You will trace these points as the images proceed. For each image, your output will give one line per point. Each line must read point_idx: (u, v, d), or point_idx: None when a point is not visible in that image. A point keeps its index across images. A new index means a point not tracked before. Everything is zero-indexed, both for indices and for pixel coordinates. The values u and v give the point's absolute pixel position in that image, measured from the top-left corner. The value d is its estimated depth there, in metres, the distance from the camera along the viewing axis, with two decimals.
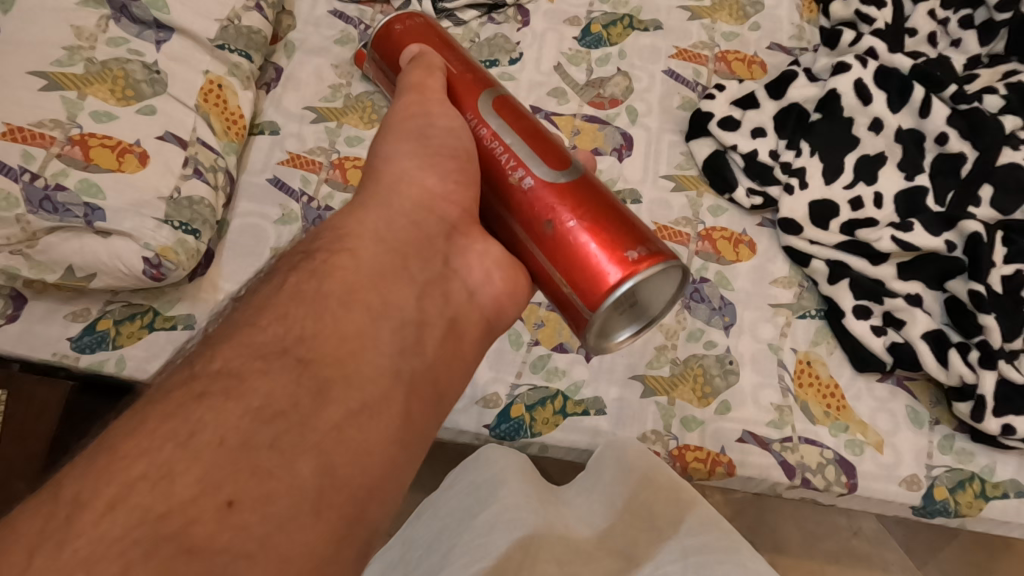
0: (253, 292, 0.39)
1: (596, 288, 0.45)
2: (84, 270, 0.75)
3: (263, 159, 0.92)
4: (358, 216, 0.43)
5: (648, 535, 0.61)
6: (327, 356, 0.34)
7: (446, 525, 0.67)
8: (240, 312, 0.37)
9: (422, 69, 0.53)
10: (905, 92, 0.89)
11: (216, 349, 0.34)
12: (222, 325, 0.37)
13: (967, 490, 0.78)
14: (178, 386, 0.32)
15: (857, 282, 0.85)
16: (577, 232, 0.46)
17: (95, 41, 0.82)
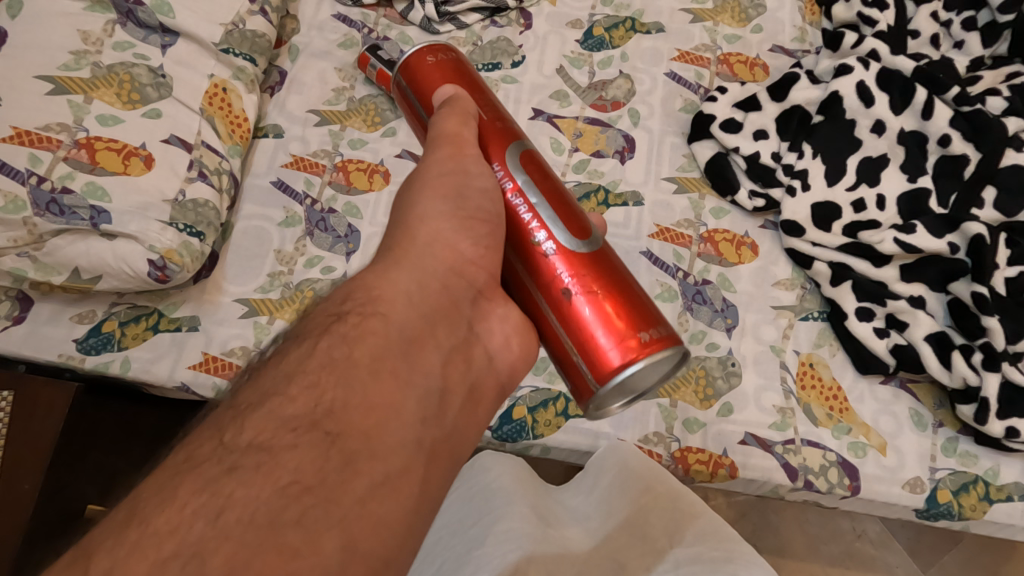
0: (278, 351, 0.38)
1: (605, 363, 0.45)
2: (90, 272, 0.76)
3: (267, 162, 0.93)
4: (389, 274, 0.43)
5: (646, 543, 0.61)
6: (355, 427, 0.34)
7: (444, 532, 0.67)
8: (264, 374, 0.36)
9: (455, 114, 0.52)
10: (908, 94, 0.89)
11: (245, 415, 0.33)
12: (246, 387, 0.36)
13: (971, 492, 0.77)
14: (207, 455, 0.31)
15: (859, 284, 0.84)
16: (594, 303, 0.46)
17: (101, 46, 0.83)
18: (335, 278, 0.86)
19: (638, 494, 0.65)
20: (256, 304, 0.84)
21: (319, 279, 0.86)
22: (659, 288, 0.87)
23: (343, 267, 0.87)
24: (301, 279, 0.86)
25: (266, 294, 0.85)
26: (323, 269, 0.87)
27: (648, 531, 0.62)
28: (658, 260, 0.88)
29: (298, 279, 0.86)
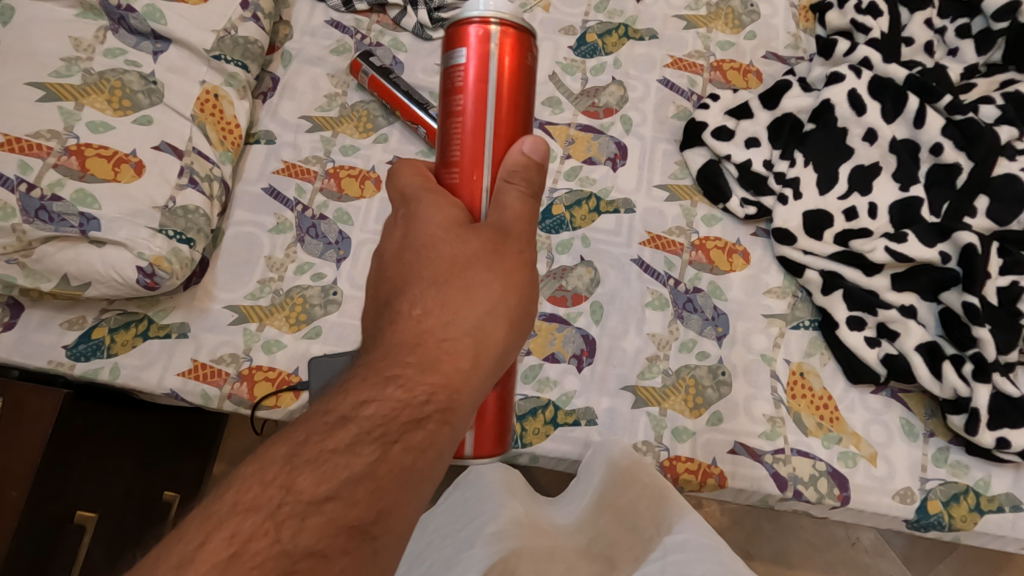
0: (348, 432, 0.39)
1: (480, 449, 0.51)
2: (79, 279, 0.76)
3: (258, 168, 0.93)
4: (462, 369, 0.43)
5: (636, 542, 0.61)
6: (394, 531, 0.37)
7: (437, 540, 0.67)
8: (328, 458, 0.37)
9: (528, 195, 0.47)
10: (900, 102, 0.89)
11: (305, 513, 0.35)
12: (306, 467, 0.37)
13: (961, 503, 0.77)
14: (262, 552, 0.34)
15: (850, 293, 0.84)
16: (497, 400, 0.52)
17: (93, 52, 0.83)
18: (325, 285, 0.87)
19: (625, 493, 0.64)
20: (246, 311, 0.84)
21: (309, 286, 0.86)
22: (649, 296, 0.86)
23: (333, 274, 0.87)
24: (291, 286, 0.86)
25: (256, 300, 0.85)
26: (314, 276, 0.87)
27: (639, 529, 0.61)
28: (649, 268, 0.88)
29: (288, 286, 0.86)
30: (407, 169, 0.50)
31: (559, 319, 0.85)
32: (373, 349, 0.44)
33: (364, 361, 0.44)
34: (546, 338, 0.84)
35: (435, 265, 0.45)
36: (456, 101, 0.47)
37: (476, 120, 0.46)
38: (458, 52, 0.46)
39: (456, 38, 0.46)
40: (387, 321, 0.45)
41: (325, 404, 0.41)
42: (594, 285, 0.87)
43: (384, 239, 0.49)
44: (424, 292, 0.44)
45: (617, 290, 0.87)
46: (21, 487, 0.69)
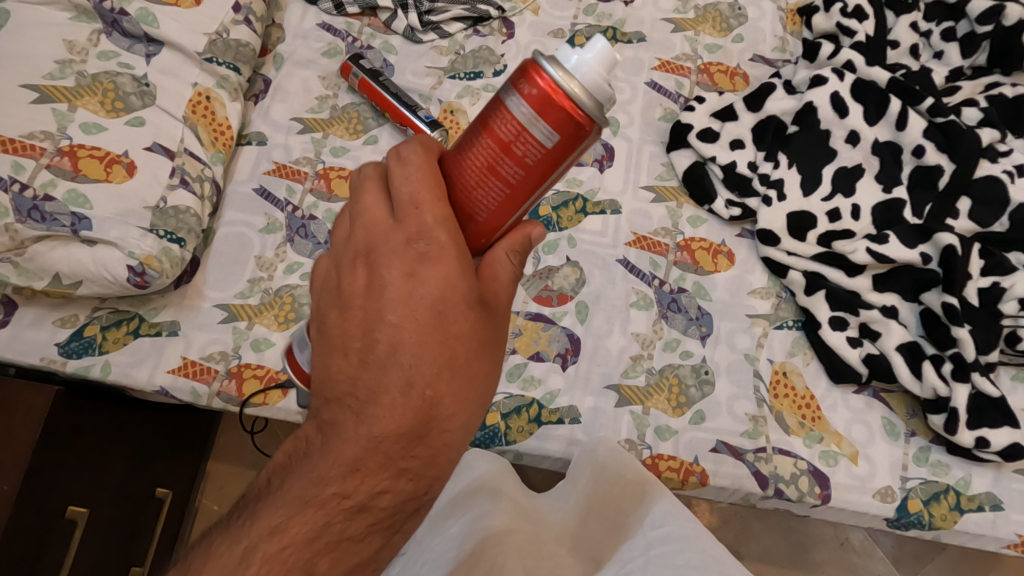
0: (363, 521, 0.42)
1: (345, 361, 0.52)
2: (70, 277, 0.77)
3: (249, 169, 0.94)
4: (455, 461, 0.44)
5: (617, 536, 0.59)
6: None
7: (430, 539, 0.65)
8: (344, 547, 0.42)
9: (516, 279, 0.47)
10: (882, 105, 0.90)
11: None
12: (322, 552, 0.41)
13: (941, 502, 0.78)
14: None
15: (833, 293, 0.85)
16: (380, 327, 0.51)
17: (86, 55, 0.85)
18: None
19: (610, 490, 0.64)
20: (236, 310, 0.86)
21: (298, 286, 0.88)
22: (634, 296, 0.87)
23: None
24: (280, 285, 0.87)
25: (245, 299, 0.86)
26: (303, 275, 0.88)
27: (620, 523, 0.60)
28: (634, 269, 0.89)
29: (277, 285, 0.88)
30: (417, 182, 0.42)
31: (544, 318, 0.86)
32: (379, 416, 0.42)
33: (371, 431, 0.42)
34: (531, 337, 0.85)
35: (443, 350, 0.42)
36: (500, 155, 0.39)
37: (511, 206, 0.41)
38: (522, 107, 0.37)
39: (528, 90, 0.37)
40: (391, 383, 0.42)
41: (340, 483, 0.42)
42: (580, 285, 0.88)
43: (385, 266, 0.42)
44: (433, 375, 0.42)
45: (602, 290, 0.88)
46: (11, 481, 0.70)
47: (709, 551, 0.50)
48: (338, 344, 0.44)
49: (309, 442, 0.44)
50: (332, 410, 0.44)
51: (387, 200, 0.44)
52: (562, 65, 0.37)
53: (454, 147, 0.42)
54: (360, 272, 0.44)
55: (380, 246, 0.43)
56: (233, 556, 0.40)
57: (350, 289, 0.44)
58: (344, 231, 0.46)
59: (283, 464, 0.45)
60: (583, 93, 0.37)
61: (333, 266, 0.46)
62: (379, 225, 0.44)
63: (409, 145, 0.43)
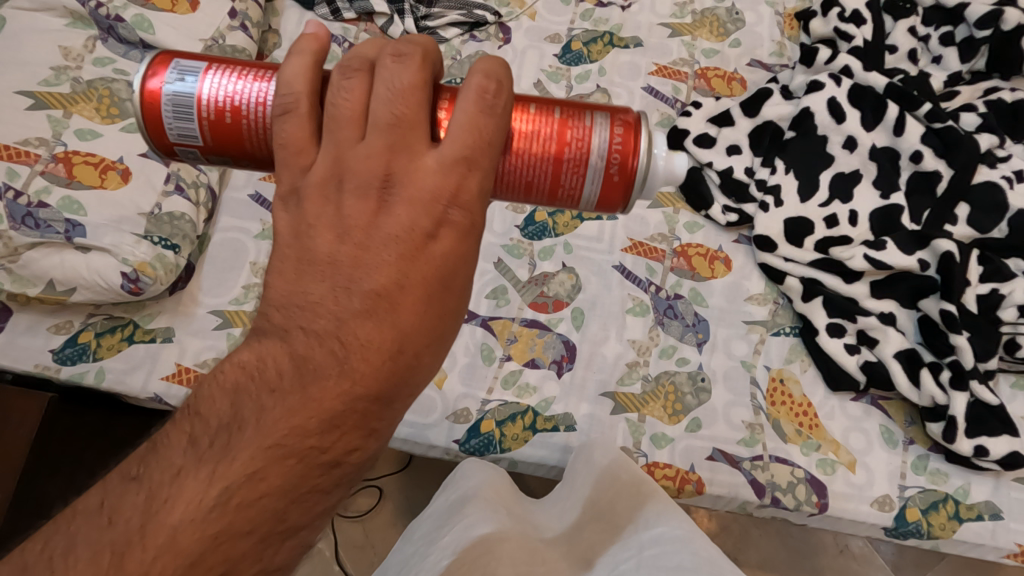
0: (336, 475, 0.37)
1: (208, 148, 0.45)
2: (64, 284, 0.76)
3: (245, 175, 0.94)
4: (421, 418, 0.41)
5: (612, 535, 0.59)
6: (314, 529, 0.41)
7: (422, 544, 0.65)
8: (315, 500, 0.37)
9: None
10: (880, 110, 0.89)
11: (281, 542, 0.36)
12: (296, 502, 0.36)
13: (940, 511, 0.77)
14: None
15: (830, 300, 0.84)
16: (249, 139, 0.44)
17: (82, 61, 0.85)
18: None
19: (605, 494, 0.64)
20: (230, 316, 0.85)
21: None
22: (630, 302, 0.87)
23: None
24: None
25: (240, 306, 0.86)
26: None
27: (614, 521, 0.60)
28: (630, 275, 0.88)
29: None
30: (464, 127, 0.37)
31: (540, 325, 0.85)
32: (370, 374, 0.36)
33: (362, 379, 0.36)
34: (527, 344, 0.84)
35: (440, 309, 0.38)
36: (563, 147, 0.42)
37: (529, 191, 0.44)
38: (609, 134, 0.43)
39: (623, 129, 0.43)
40: (384, 337, 0.36)
41: (322, 435, 0.36)
42: (575, 292, 0.87)
43: (402, 197, 0.37)
44: (426, 341, 0.37)
45: (598, 296, 0.87)
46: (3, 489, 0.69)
47: (701, 551, 0.50)
48: (328, 267, 0.37)
49: (281, 376, 0.37)
50: (313, 345, 0.36)
51: (423, 114, 0.37)
52: (655, 145, 0.44)
53: (531, 108, 0.42)
54: (369, 193, 0.37)
55: (403, 178, 0.37)
56: (202, 499, 0.34)
57: (354, 218, 0.37)
58: (355, 128, 0.37)
59: (245, 390, 0.37)
60: (650, 165, 0.44)
61: (330, 170, 0.38)
62: (404, 142, 0.37)
63: (487, 76, 0.37)
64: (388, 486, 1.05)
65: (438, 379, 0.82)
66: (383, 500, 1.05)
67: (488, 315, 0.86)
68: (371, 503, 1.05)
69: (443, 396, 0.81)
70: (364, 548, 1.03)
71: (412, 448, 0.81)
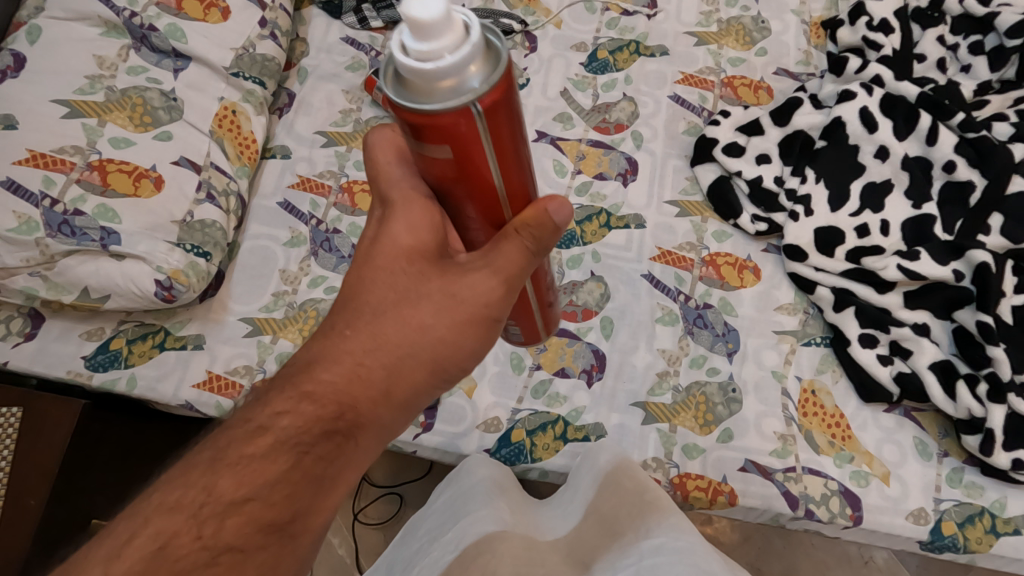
0: (264, 441, 0.39)
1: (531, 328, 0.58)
2: (99, 291, 0.77)
3: (273, 183, 0.95)
4: (376, 377, 0.40)
5: (609, 538, 0.57)
6: (291, 529, 0.38)
7: (424, 542, 0.63)
8: (247, 466, 0.38)
9: (528, 250, 0.40)
10: (911, 120, 0.89)
11: (222, 514, 0.37)
12: (229, 469, 0.38)
13: (976, 524, 0.76)
14: (185, 549, 0.36)
15: (863, 310, 0.84)
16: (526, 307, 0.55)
17: (116, 70, 0.86)
18: None
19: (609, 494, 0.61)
20: (260, 323, 0.86)
21: (322, 299, 0.88)
22: (659, 312, 0.87)
23: None
24: (304, 298, 0.87)
25: (270, 313, 0.87)
26: (326, 289, 0.88)
27: (615, 526, 0.58)
28: (659, 284, 0.88)
29: (301, 299, 0.88)
30: (371, 154, 0.43)
31: (569, 333, 0.85)
32: (310, 349, 0.42)
33: (298, 358, 0.42)
34: (557, 353, 0.84)
35: (381, 290, 0.42)
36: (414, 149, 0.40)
37: (460, 204, 0.40)
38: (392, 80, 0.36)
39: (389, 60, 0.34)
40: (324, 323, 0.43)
41: (248, 408, 0.41)
42: (604, 300, 0.87)
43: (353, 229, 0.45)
44: (355, 311, 0.42)
45: (627, 305, 0.87)
46: (38, 496, 0.70)
47: (700, 564, 0.47)
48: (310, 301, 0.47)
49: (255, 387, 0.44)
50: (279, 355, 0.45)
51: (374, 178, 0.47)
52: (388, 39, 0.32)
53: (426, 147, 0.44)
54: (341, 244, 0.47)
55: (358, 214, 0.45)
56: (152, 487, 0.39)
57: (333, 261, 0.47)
58: None
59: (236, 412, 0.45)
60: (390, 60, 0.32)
61: None
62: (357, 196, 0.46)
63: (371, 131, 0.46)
64: (408, 494, 1.05)
65: (467, 388, 0.82)
66: (405, 507, 1.04)
67: None
68: (392, 510, 1.04)
69: (474, 406, 0.81)
70: None
71: (442, 457, 0.81)
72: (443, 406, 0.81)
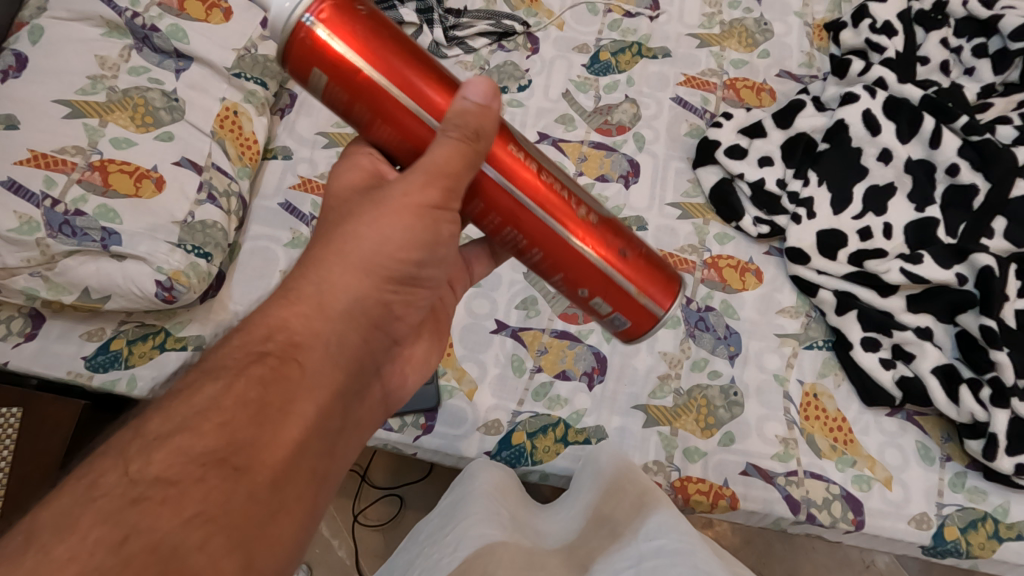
0: (190, 384, 0.34)
1: (627, 305, 0.50)
2: (100, 291, 0.77)
3: (275, 184, 0.95)
4: (317, 295, 0.39)
5: (609, 540, 0.56)
6: (249, 452, 0.32)
7: (424, 550, 0.62)
8: (175, 406, 0.33)
9: (465, 140, 0.41)
10: (915, 123, 0.89)
11: (151, 447, 0.30)
12: (153, 416, 0.32)
13: (979, 529, 0.75)
14: (110, 486, 0.29)
15: (865, 313, 0.84)
16: (608, 266, 0.49)
17: (118, 70, 0.85)
18: None
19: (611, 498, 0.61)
20: None
21: None
22: None
23: None
24: None
25: None
26: None
27: (615, 528, 0.57)
28: None
29: None
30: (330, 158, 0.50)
31: (569, 336, 0.85)
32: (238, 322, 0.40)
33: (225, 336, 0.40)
34: (558, 355, 0.84)
35: (330, 223, 0.43)
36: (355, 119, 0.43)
37: (400, 148, 0.43)
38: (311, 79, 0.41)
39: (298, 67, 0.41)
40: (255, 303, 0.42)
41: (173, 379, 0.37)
42: None
43: None
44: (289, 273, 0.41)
45: None
46: (37, 496, 0.70)
47: (702, 566, 0.45)
48: None
49: None
50: None
51: None
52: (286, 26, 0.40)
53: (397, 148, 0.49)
54: None
55: None
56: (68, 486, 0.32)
57: None
58: None
59: None
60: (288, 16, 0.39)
61: None
62: None
63: None
64: (409, 495, 1.04)
65: (468, 390, 0.82)
66: (405, 508, 1.04)
67: (519, 326, 0.86)
68: (392, 511, 1.04)
69: (474, 408, 0.81)
70: (383, 557, 1.01)
71: (442, 459, 0.80)
72: (443, 408, 0.81)
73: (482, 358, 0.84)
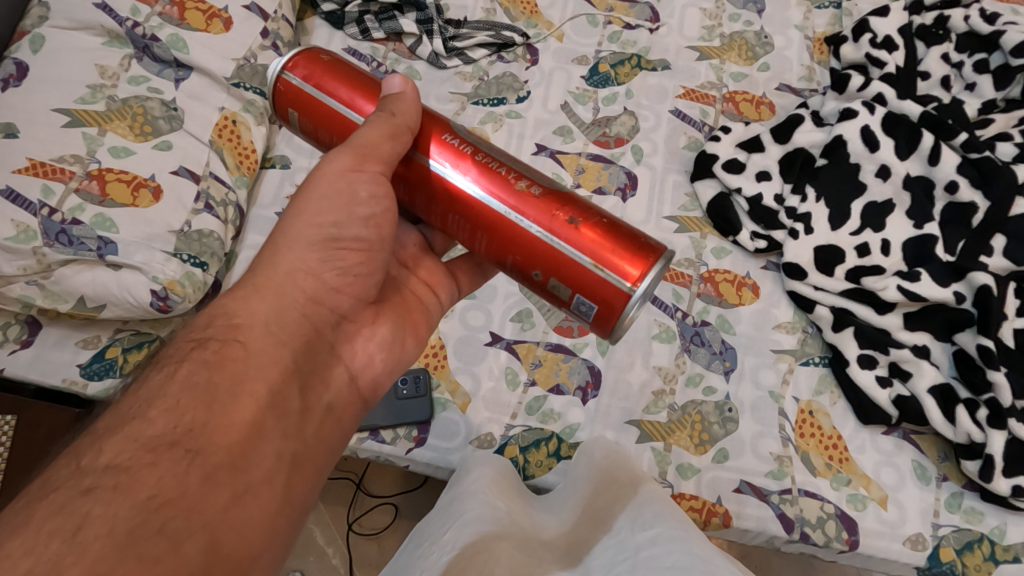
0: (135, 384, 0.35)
1: (585, 280, 0.45)
2: (95, 300, 0.76)
3: (273, 193, 0.95)
4: (251, 278, 0.42)
5: (598, 532, 0.55)
6: (204, 433, 0.32)
7: (417, 549, 0.60)
8: (122, 406, 0.34)
9: (385, 119, 0.45)
10: (914, 140, 0.89)
11: (102, 441, 0.31)
12: (101, 419, 0.33)
13: (975, 551, 0.75)
14: (64, 479, 0.29)
15: (862, 330, 0.83)
16: (553, 240, 0.45)
17: (117, 79, 0.86)
18: None
19: (604, 490, 0.60)
20: None
21: None
22: (656, 328, 0.86)
23: None
24: None
25: None
26: None
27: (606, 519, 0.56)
28: (657, 300, 0.88)
29: None
30: None
31: (564, 349, 0.85)
32: None
33: None
34: (552, 369, 0.84)
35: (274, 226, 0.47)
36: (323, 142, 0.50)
37: None
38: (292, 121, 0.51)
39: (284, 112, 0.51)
40: None
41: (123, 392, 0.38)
42: None
43: None
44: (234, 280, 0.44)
45: None
46: None
47: (699, 552, 0.42)
48: None
49: None
50: None
51: None
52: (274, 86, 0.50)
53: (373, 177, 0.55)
54: None
55: None
56: None
57: None
58: None
59: None
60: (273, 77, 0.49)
61: None
62: None
63: None
64: (403, 505, 1.04)
65: (461, 403, 0.82)
66: (399, 518, 1.03)
67: (513, 338, 0.86)
68: (387, 520, 1.04)
69: (468, 420, 0.80)
70: (378, 567, 1.01)
71: (434, 471, 0.80)
72: (437, 420, 0.81)
73: (476, 371, 0.84)
